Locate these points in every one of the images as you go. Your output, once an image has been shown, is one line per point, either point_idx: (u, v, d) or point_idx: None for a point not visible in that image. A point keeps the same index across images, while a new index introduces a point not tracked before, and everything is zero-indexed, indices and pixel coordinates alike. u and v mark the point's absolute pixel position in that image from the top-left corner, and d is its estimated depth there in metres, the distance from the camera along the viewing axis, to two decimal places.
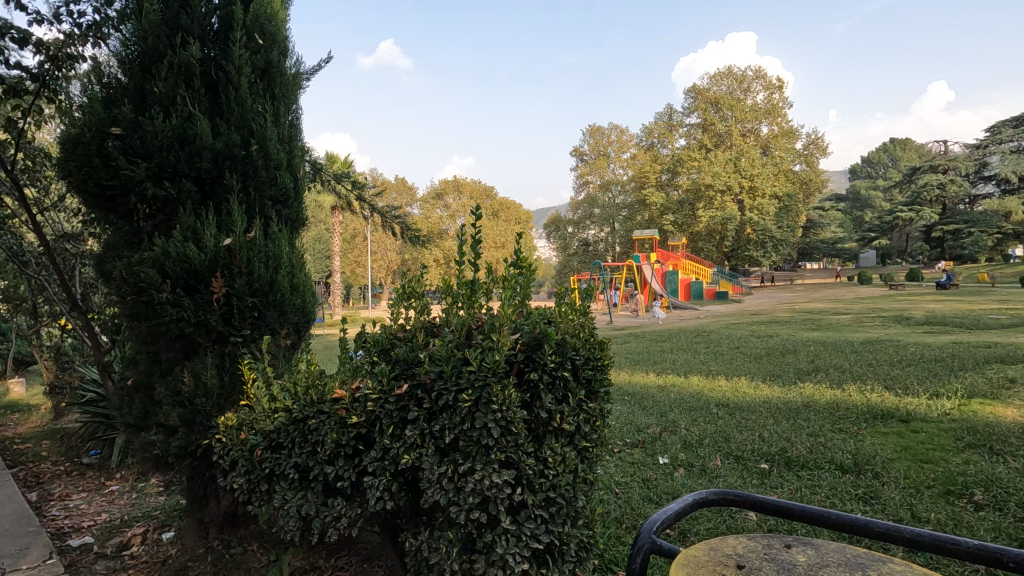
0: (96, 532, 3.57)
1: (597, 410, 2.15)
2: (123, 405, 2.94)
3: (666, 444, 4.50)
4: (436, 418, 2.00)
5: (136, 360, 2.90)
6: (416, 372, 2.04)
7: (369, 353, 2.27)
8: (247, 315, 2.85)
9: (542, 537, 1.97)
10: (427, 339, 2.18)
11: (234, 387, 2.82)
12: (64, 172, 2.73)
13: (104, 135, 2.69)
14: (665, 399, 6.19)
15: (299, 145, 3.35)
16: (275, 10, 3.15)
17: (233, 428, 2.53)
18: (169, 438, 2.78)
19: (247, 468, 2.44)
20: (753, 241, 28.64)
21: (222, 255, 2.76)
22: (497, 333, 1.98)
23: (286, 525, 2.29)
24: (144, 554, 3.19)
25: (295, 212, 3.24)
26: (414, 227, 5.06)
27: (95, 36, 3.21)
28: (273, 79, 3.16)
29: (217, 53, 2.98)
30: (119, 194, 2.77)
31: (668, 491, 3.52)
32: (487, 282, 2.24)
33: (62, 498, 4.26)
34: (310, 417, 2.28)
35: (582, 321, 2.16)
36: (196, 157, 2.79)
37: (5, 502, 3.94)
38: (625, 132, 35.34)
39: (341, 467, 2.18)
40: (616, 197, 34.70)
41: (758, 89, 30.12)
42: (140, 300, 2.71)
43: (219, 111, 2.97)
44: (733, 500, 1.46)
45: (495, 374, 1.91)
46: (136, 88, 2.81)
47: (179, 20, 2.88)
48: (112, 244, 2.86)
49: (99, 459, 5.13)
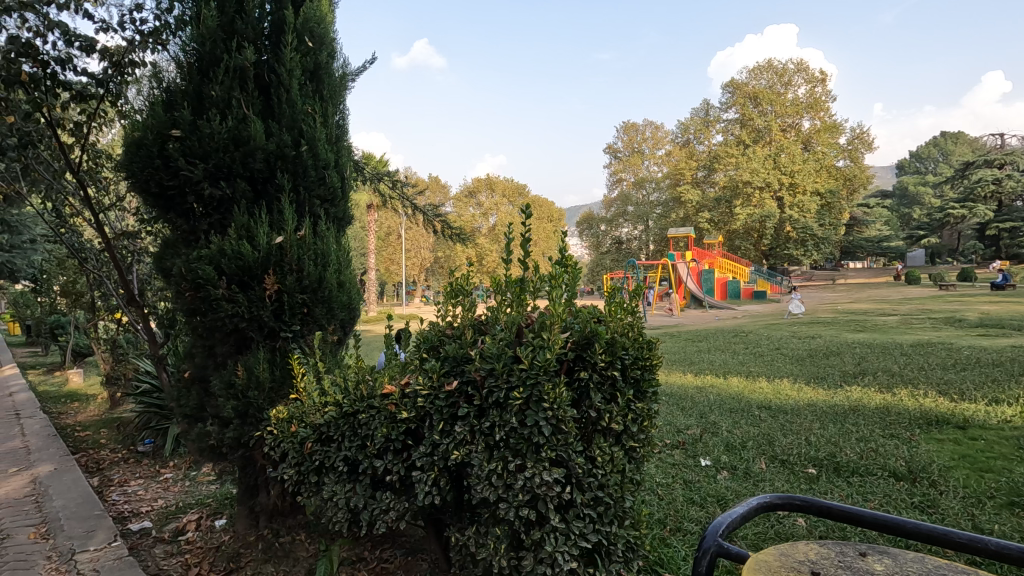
0: (154, 517, 3.74)
1: (645, 410, 2.12)
2: (180, 397, 3.06)
3: (708, 446, 4.43)
4: (486, 414, 2.01)
5: (193, 353, 3.02)
6: (466, 370, 2.06)
7: (418, 349, 2.31)
8: (297, 311, 2.92)
9: (591, 536, 1.96)
10: (476, 337, 2.20)
11: (285, 381, 2.91)
12: (128, 174, 2.85)
13: (164, 137, 2.81)
14: (705, 400, 6.10)
15: (346, 146, 3.42)
16: (324, 13, 3.23)
17: (285, 420, 2.60)
18: (223, 429, 2.88)
19: (298, 460, 2.51)
20: (794, 240, 27.80)
21: (274, 252, 2.84)
22: (548, 331, 1.98)
23: (336, 516, 2.36)
24: (199, 540, 3.32)
25: (342, 211, 3.31)
26: (455, 226, 5.09)
27: (155, 42, 3.33)
28: (322, 81, 3.23)
29: (270, 56, 3.07)
30: (178, 194, 2.88)
31: (712, 494, 3.47)
32: (535, 280, 2.24)
33: (122, 483, 4.48)
34: (360, 411, 2.34)
35: (631, 320, 2.13)
36: (250, 157, 2.87)
37: (72, 485, 4.17)
38: (660, 129, 34.91)
39: (390, 461, 2.22)
40: (651, 195, 34.24)
41: (800, 82, 29.19)
42: (197, 295, 2.82)
43: (271, 112, 3.05)
44: (801, 505, 1.43)
45: (546, 372, 1.91)
46: (194, 91, 2.92)
47: (234, 25, 2.99)
48: (171, 242, 2.99)
49: (153, 448, 5.36)
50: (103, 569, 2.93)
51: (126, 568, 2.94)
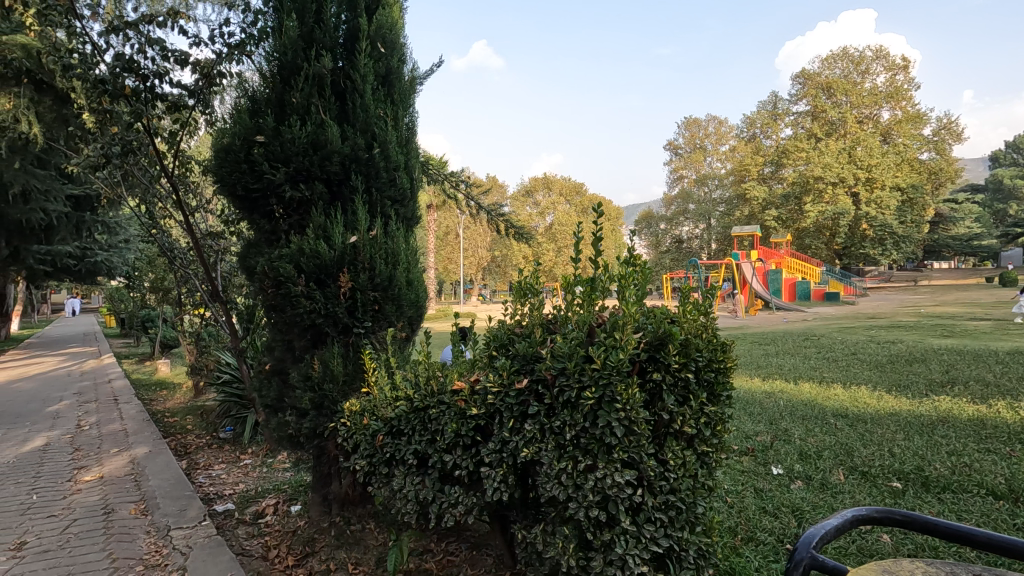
0: (236, 500, 3.98)
1: (718, 414, 2.06)
2: (262, 388, 3.25)
3: (780, 453, 4.24)
4: (556, 413, 2.01)
5: (274, 347, 3.19)
6: (536, 368, 2.07)
7: (488, 347, 2.34)
8: (369, 308, 3.02)
9: (662, 541, 1.93)
10: (545, 336, 2.19)
11: (357, 374, 3.00)
12: (218, 178, 3.05)
13: (250, 143, 2.99)
14: (774, 405, 5.84)
15: (415, 147, 3.50)
16: (395, 19, 3.32)
17: (357, 413, 2.70)
18: (300, 419, 3.02)
19: (370, 451, 2.60)
20: (870, 239, 26.13)
21: (349, 252, 2.95)
22: (620, 331, 1.96)
23: (405, 508, 2.43)
24: (277, 524, 3.50)
25: (411, 211, 3.38)
26: (519, 225, 5.09)
27: (241, 54, 3.54)
28: (392, 85, 3.32)
29: (345, 63, 3.20)
30: (262, 197, 3.06)
31: (787, 504, 3.31)
32: (604, 279, 2.22)
33: (207, 467, 4.80)
34: (431, 407, 2.40)
35: (704, 321, 2.08)
36: (327, 161, 3.01)
37: (165, 467, 4.52)
38: (724, 123, 34.20)
39: (459, 456, 2.26)
40: (713, 192, 33.15)
41: (878, 70, 27.46)
42: (278, 292, 2.97)
43: (346, 117, 3.18)
44: (888, 519, 1.39)
45: (619, 373, 1.89)
46: (277, 99, 3.09)
47: (313, 34, 3.14)
48: (256, 242, 3.17)
49: (233, 435, 5.70)
50: (194, 546, 3.15)
51: (215, 546, 3.15)
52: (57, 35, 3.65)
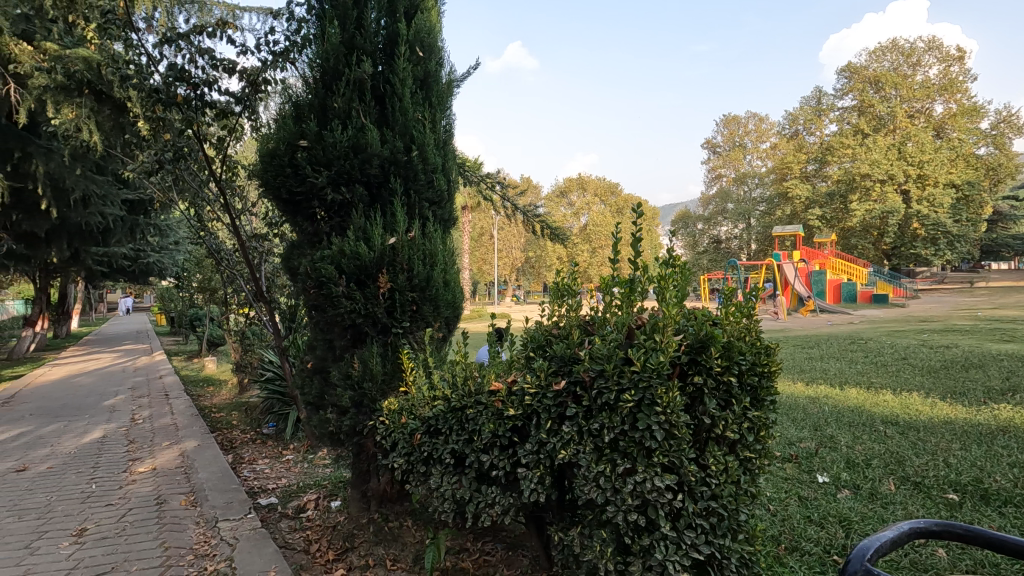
0: (279, 494, 4.10)
1: (762, 419, 2.00)
2: (304, 385, 3.34)
3: (825, 461, 4.10)
4: (594, 416, 1.99)
5: (316, 346, 3.28)
6: (574, 370, 2.05)
7: (525, 348, 2.34)
8: (407, 308, 3.06)
9: (703, 548, 1.89)
10: (583, 337, 2.18)
11: (395, 374, 3.05)
12: (263, 182, 3.15)
13: (294, 147, 3.08)
14: (819, 411, 5.64)
15: (453, 149, 3.53)
16: (433, 23, 3.36)
17: (395, 412, 2.74)
18: (341, 416, 3.09)
19: (408, 450, 2.63)
20: (922, 238, 24.97)
21: (388, 253, 3.01)
22: (660, 333, 1.92)
23: (442, 506, 2.45)
24: (318, 518, 3.59)
25: (448, 213, 3.41)
26: (555, 225, 5.07)
27: (285, 61, 3.65)
28: (431, 88, 3.36)
29: (385, 68, 3.25)
30: (305, 200, 3.15)
31: (834, 514, 3.20)
32: (642, 280, 2.19)
33: (251, 461, 4.96)
34: (468, 407, 2.41)
35: (747, 324, 2.03)
36: (366, 164, 3.07)
37: (213, 461, 4.70)
38: (765, 120, 33.48)
39: (496, 456, 2.27)
40: (753, 190, 32.32)
41: (931, 62, 26.25)
42: (320, 293, 3.05)
43: (386, 121, 3.24)
44: (939, 530, 1.33)
45: (659, 376, 1.86)
46: (320, 104, 3.17)
47: (354, 40, 3.21)
48: (299, 244, 3.26)
49: (276, 431, 5.87)
50: (241, 537, 3.27)
51: (260, 538, 3.26)
52: (115, 47, 3.84)
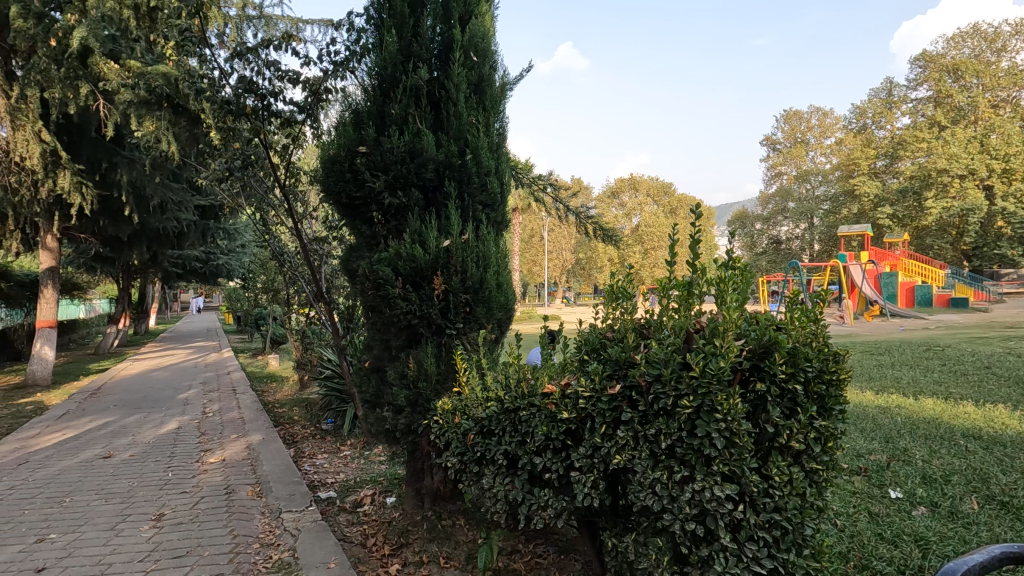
0: (337, 489, 4.25)
1: (830, 430, 1.90)
2: (362, 383, 3.45)
3: (898, 475, 3.85)
4: (650, 421, 1.95)
5: (374, 345, 3.37)
6: (629, 374, 2.02)
7: (579, 351, 2.32)
8: (460, 310, 3.09)
9: (765, 562, 1.81)
10: (638, 341, 2.14)
11: (449, 375, 3.09)
12: (325, 187, 3.29)
13: (354, 153, 3.19)
14: (890, 422, 5.31)
15: (506, 152, 3.55)
16: (487, 27, 3.39)
17: (449, 412, 2.78)
18: (397, 415, 3.16)
19: (461, 449, 2.66)
20: (1008, 237, 23.08)
21: (442, 255, 3.05)
22: (720, 338, 1.86)
23: (495, 507, 2.47)
24: (374, 513, 3.69)
25: (501, 215, 3.42)
26: (608, 226, 5.01)
27: (345, 70, 3.78)
28: (484, 92, 3.39)
29: (440, 73, 3.32)
30: (364, 204, 3.26)
31: (910, 532, 3.00)
32: (701, 283, 2.14)
33: (311, 456, 5.16)
34: (521, 408, 2.41)
35: (814, 329, 1.93)
36: (422, 168, 3.14)
37: (276, 454, 4.92)
38: (830, 114, 31.89)
39: (549, 459, 2.27)
40: (817, 188, 30.83)
41: (1019, 46, 24.27)
42: (377, 294, 3.14)
43: (441, 126, 3.30)
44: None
45: (719, 382, 1.79)
46: (378, 112, 3.27)
47: (411, 48, 3.29)
48: (357, 247, 3.37)
49: (334, 427, 6.08)
50: (302, 529, 3.40)
51: (320, 531, 3.38)
52: (191, 63, 4.10)
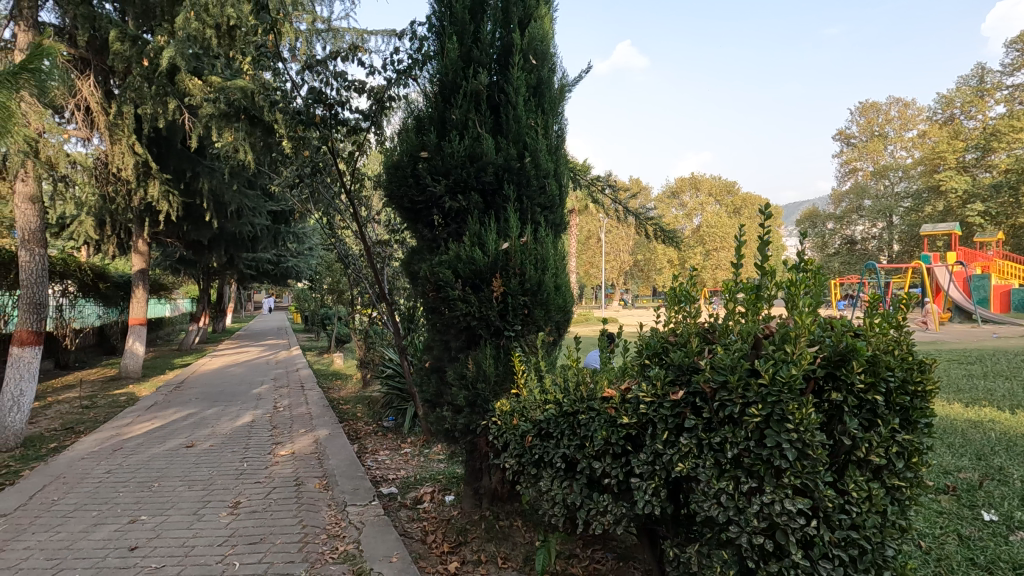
0: (399, 485, 4.37)
1: (914, 444, 1.78)
2: (423, 383, 3.53)
3: (992, 496, 3.54)
4: (715, 429, 1.89)
5: (434, 346, 3.45)
6: (693, 380, 1.96)
7: (640, 355, 2.27)
8: (519, 312, 3.10)
9: None
10: (703, 345, 2.08)
11: (507, 376, 3.10)
12: (388, 192, 3.40)
13: (416, 158, 3.28)
14: (982, 438, 4.89)
15: (565, 154, 3.54)
16: (546, 30, 3.39)
17: (507, 413, 2.80)
18: (456, 415, 3.21)
19: (519, 451, 2.67)
20: None
21: (501, 257, 3.07)
22: (791, 344, 1.78)
23: (553, 510, 2.46)
24: (433, 511, 3.77)
25: (560, 217, 3.41)
26: (668, 226, 4.89)
27: (407, 77, 3.89)
28: (543, 95, 3.39)
29: (499, 77, 3.36)
30: (425, 208, 3.34)
31: (1007, 560, 2.74)
32: (770, 287, 2.06)
33: (374, 452, 5.34)
34: (580, 412, 2.39)
35: (896, 336, 1.81)
36: (482, 172, 3.18)
37: (341, 450, 5.12)
38: (912, 105, 29.79)
39: (609, 464, 2.24)
40: (896, 185, 28.87)
41: None
42: (438, 295, 3.21)
43: (500, 129, 3.33)
44: None
45: (791, 391, 1.71)
46: (439, 117, 3.35)
47: (471, 53, 3.35)
48: (418, 249, 3.46)
49: (395, 425, 6.26)
50: (366, 523, 3.52)
51: (383, 525, 3.49)
52: (266, 76, 4.34)
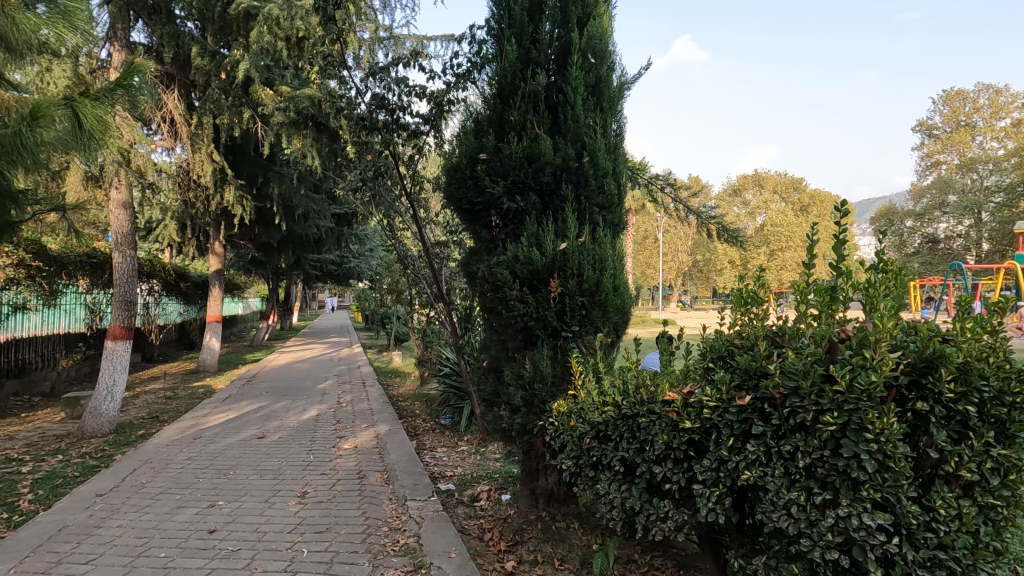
0: (456, 482, 4.44)
1: (1013, 460, 1.63)
2: (481, 382, 3.57)
3: None
4: (785, 436, 1.81)
5: (491, 346, 3.48)
6: (762, 385, 1.89)
7: (703, 358, 2.21)
8: (576, 312, 3.08)
9: None
10: (771, 349, 1.99)
11: (564, 377, 3.08)
12: (448, 194, 3.47)
13: (474, 160, 3.33)
14: None
15: (624, 153, 3.49)
16: (605, 28, 3.36)
17: (564, 415, 2.78)
18: (513, 415, 3.22)
19: (576, 453, 2.65)
20: None
21: (559, 258, 3.06)
22: (870, 349, 1.69)
23: (611, 514, 2.43)
24: (490, 509, 3.81)
25: (619, 217, 3.36)
26: (731, 225, 4.71)
27: (466, 80, 3.95)
28: (602, 93, 3.35)
29: (558, 77, 3.35)
30: (483, 209, 3.37)
31: None
32: (846, 288, 1.95)
33: (431, 449, 5.45)
34: (639, 415, 2.35)
35: (992, 342, 1.66)
36: (540, 172, 3.18)
37: (400, 446, 5.27)
38: (1004, 92, 27.42)
39: (669, 469, 2.19)
40: (986, 179, 26.64)
41: None
42: (496, 295, 3.24)
43: (559, 129, 3.33)
44: None
45: (870, 399, 1.61)
46: (498, 119, 3.38)
47: (530, 54, 3.36)
48: (477, 250, 3.51)
49: (452, 423, 6.37)
50: (425, 518, 3.61)
51: (441, 521, 3.57)
52: (331, 84, 4.53)
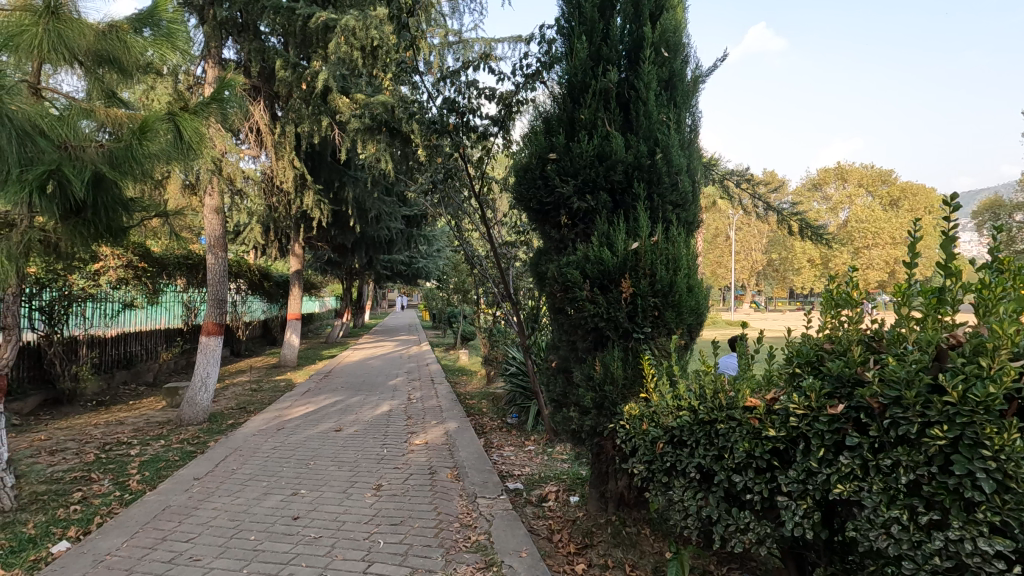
0: (524, 481, 4.46)
1: None
2: (549, 383, 3.55)
3: None
4: (885, 449, 1.68)
5: (560, 346, 3.45)
6: (858, 394, 1.76)
7: (789, 363, 2.09)
8: (649, 313, 3.00)
9: None
10: (867, 355, 1.86)
11: (636, 379, 3.01)
12: (517, 194, 3.47)
13: (544, 160, 3.31)
14: None
15: (699, 148, 3.38)
16: (679, 20, 3.26)
17: (637, 418, 2.71)
18: (582, 416, 3.18)
19: (649, 457, 2.58)
20: None
21: (630, 258, 2.99)
22: (988, 357, 1.53)
23: (687, 522, 2.34)
24: (558, 510, 3.79)
25: (693, 215, 3.25)
26: (814, 222, 4.43)
27: (535, 81, 3.96)
28: (676, 88, 3.26)
29: (629, 73, 3.28)
30: (554, 209, 3.36)
31: None
32: (955, 288, 1.79)
33: (499, 447, 5.50)
34: (718, 421, 2.25)
35: None
36: (611, 171, 3.13)
37: (469, 444, 5.37)
38: None
39: (751, 479, 2.08)
40: None
41: None
42: (566, 295, 3.21)
43: (630, 127, 3.26)
44: None
45: (987, 412, 1.46)
46: (568, 118, 3.36)
47: (601, 51, 3.30)
48: (546, 250, 3.50)
49: (518, 422, 6.41)
50: (495, 516, 3.65)
51: (511, 520, 3.59)
52: (403, 90, 4.65)
